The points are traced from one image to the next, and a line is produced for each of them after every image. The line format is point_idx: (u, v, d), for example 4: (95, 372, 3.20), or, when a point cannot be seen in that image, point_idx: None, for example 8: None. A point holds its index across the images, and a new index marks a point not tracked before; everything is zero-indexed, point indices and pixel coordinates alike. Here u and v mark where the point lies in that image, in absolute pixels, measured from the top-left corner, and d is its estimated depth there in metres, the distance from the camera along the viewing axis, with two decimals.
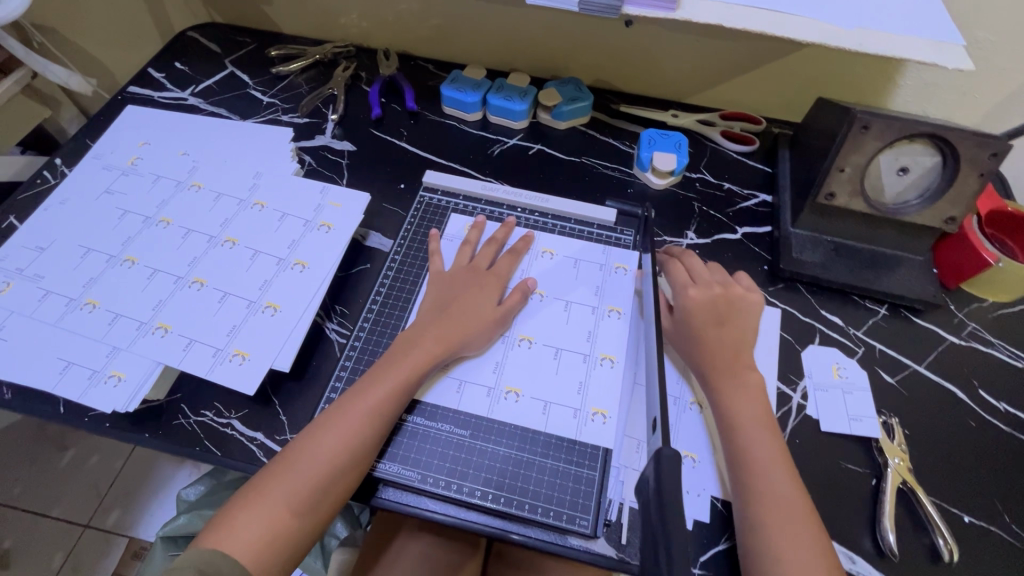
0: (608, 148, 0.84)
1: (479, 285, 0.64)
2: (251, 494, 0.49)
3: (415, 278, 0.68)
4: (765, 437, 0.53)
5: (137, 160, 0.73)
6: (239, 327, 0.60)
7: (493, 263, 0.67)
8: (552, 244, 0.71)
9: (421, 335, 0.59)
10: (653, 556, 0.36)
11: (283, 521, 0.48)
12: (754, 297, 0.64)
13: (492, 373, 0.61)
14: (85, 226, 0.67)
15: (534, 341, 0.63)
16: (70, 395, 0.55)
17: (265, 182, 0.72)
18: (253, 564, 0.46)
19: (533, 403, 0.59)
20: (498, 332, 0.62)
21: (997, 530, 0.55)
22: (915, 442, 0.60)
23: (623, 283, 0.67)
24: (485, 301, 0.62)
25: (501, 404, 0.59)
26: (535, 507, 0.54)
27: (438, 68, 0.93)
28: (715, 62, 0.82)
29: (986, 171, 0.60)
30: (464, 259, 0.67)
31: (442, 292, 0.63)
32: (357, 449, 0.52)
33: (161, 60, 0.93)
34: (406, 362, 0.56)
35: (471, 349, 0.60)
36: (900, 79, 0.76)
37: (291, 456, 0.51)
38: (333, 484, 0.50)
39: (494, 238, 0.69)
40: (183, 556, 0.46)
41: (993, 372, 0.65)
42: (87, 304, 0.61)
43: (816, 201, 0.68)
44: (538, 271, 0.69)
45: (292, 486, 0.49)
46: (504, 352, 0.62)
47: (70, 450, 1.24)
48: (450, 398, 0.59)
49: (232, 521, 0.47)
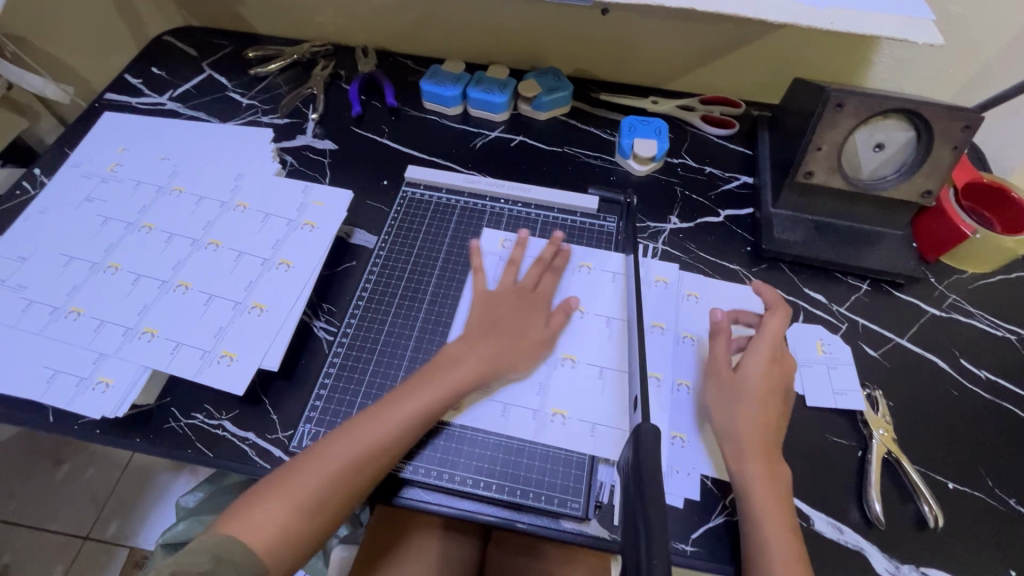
0: (590, 136, 0.84)
1: (527, 309, 0.63)
2: (276, 485, 0.49)
3: (455, 289, 0.68)
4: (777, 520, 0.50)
5: (116, 166, 0.73)
6: (226, 328, 0.60)
7: (538, 283, 0.66)
8: (589, 257, 0.70)
9: (468, 352, 0.58)
10: (634, 535, 0.37)
11: (307, 512, 0.48)
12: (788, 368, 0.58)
13: (537, 396, 0.59)
14: (65, 235, 0.66)
15: (577, 360, 0.62)
16: (59, 404, 0.55)
17: (246, 183, 0.72)
18: (270, 555, 0.47)
19: (579, 425, 0.58)
20: (543, 353, 0.62)
21: (981, 495, 0.57)
22: (898, 412, 0.62)
23: (666, 297, 0.68)
24: (534, 324, 0.62)
25: (549, 428, 0.57)
26: (526, 492, 0.55)
27: (417, 63, 0.93)
28: (692, 47, 0.83)
29: (960, 143, 0.61)
30: (510, 279, 0.66)
31: (486, 311, 0.62)
32: (388, 446, 0.52)
33: (137, 65, 0.92)
34: (450, 376, 0.56)
35: (518, 369, 0.60)
36: (873, 56, 0.77)
37: (322, 450, 0.51)
38: (354, 478, 0.50)
39: (541, 258, 0.67)
40: (200, 539, 0.46)
41: (974, 342, 0.67)
42: (72, 311, 0.61)
43: (795, 179, 0.69)
44: (579, 286, 0.68)
45: (317, 478, 0.49)
46: (547, 373, 0.61)
47: (66, 464, 1.23)
48: (493, 421, 0.58)
49: (255, 511, 0.48)
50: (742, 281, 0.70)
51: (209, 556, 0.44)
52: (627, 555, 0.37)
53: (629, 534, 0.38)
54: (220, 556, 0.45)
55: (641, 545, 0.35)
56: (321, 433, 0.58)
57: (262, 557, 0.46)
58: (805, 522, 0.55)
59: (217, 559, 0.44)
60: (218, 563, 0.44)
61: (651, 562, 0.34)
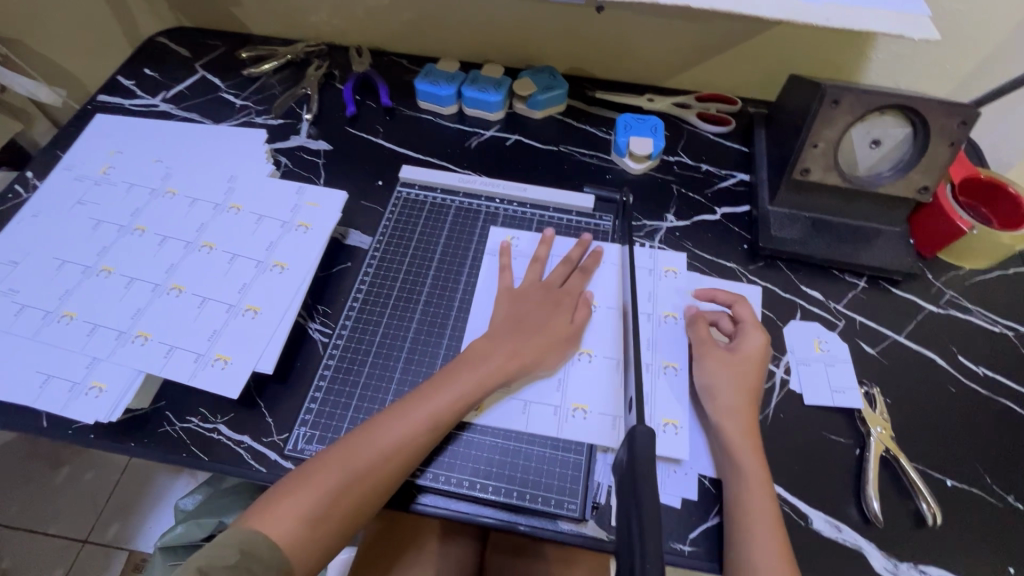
0: (585, 135, 0.84)
1: (554, 303, 0.63)
2: (301, 480, 0.49)
3: (472, 285, 0.68)
4: (761, 500, 0.51)
5: (108, 169, 0.73)
6: (220, 331, 0.60)
7: (564, 280, 0.66)
8: (607, 253, 0.70)
9: (494, 349, 0.58)
10: (628, 537, 0.36)
11: (332, 507, 0.49)
12: (761, 345, 0.59)
13: (557, 392, 0.60)
14: (57, 238, 0.66)
15: (593, 354, 0.62)
16: (52, 409, 0.55)
17: (240, 184, 0.72)
18: (292, 550, 0.47)
19: (600, 419, 0.58)
20: (569, 349, 0.62)
21: (980, 492, 0.56)
22: (896, 410, 0.61)
23: (675, 287, 0.68)
24: (559, 318, 0.62)
25: (570, 423, 0.58)
26: (523, 493, 0.55)
27: (411, 62, 0.92)
28: (687, 45, 0.82)
29: (956, 140, 0.61)
30: (535, 276, 0.66)
31: (513, 307, 0.63)
32: (415, 443, 0.52)
33: (129, 67, 0.92)
34: (475, 375, 0.56)
35: (544, 366, 0.60)
36: (869, 52, 0.77)
37: (352, 445, 0.51)
38: (381, 473, 0.50)
39: (569, 257, 0.67)
40: (226, 533, 0.47)
41: (972, 338, 0.66)
42: (65, 316, 0.60)
43: (792, 177, 0.69)
44: (601, 282, 0.68)
45: (345, 473, 0.50)
46: (566, 369, 0.61)
47: (64, 467, 1.23)
48: (515, 419, 0.58)
49: (280, 505, 0.48)
50: (739, 279, 0.70)
51: (237, 548, 0.45)
52: (621, 559, 0.37)
53: (622, 534, 0.38)
54: (246, 552, 0.45)
55: (635, 545, 0.35)
56: (316, 435, 0.57)
57: (286, 551, 0.46)
58: (803, 521, 0.55)
59: (241, 552, 0.45)
60: (245, 556, 0.45)
61: (645, 566, 0.34)
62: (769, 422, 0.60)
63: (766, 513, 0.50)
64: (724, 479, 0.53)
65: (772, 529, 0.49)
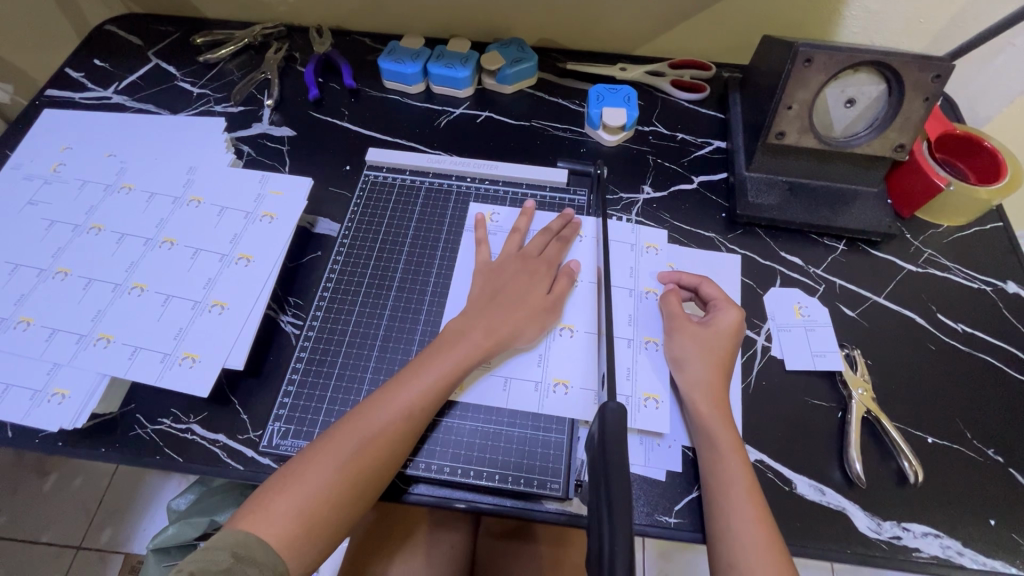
0: (558, 108, 0.81)
1: (530, 275, 0.62)
2: (287, 477, 0.48)
3: (447, 265, 0.66)
4: (740, 470, 0.50)
5: (59, 166, 0.69)
6: (186, 328, 0.58)
7: (543, 250, 0.65)
8: (586, 228, 0.69)
9: (470, 328, 0.57)
10: (597, 512, 0.37)
11: (321, 503, 0.47)
12: (730, 315, 0.58)
13: (537, 367, 0.59)
14: (9, 241, 0.63)
15: (575, 329, 0.61)
16: (13, 418, 0.53)
17: (199, 176, 0.69)
18: (286, 549, 0.45)
19: (582, 394, 0.57)
20: (549, 323, 0.61)
21: (960, 448, 0.57)
22: (876, 371, 0.61)
23: (655, 264, 0.67)
24: (536, 290, 0.61)
25: (550, 398, 0.57)
26: (505, 476, 0.54)
27: (375, 41, 0.89)
28: (659, 10, 0.80)
29: (931, 94, 0.60)
30: (514, 247, 0.65)
31: (488, 282, 0.62)
32: (395, 430, 0.51)
33: (78, 58, 0.87)
34: (451, 355, 0.55)
35: (522, 340, 0.58)
36: (844, 9, 0.75)
37: (335, 437, 0.50)
38: (365, 464, 0.49)
39: (547, 228, 0.66)
40: (217, 536, 0.45)
41: (950, 296, 0.66)
42: (21, 322, 0.58)
43: (767, 141, 0.67)
44: (584, 257, 0.67)
45: (330, 466, 0.48)
46: (548, 344, 0.60)
47: (52, 474, 1.21)
48: (495, 396, 0.57)
49: (269, 504, 0.47)
50: (718, 249, 0.69)
51: (230, 553, 0.43)
52: (592, 533, 0.37)
53: (596, 513, 0.37)
54: (240, 554, 0.44)
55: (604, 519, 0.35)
56: (292, 430, 0.56)
57: (278, 551, 0.45)
58: (787, 486, 0.55)
59: (233, 552, 0.44)
60: (236, 561, 0.43)
61: (615, 543, 0.34)
62: (752, 390, 0.60)
63: (746, 484, 0.50)
64: (698, 448, 0.53)
65: (751, 499, 0.49)
